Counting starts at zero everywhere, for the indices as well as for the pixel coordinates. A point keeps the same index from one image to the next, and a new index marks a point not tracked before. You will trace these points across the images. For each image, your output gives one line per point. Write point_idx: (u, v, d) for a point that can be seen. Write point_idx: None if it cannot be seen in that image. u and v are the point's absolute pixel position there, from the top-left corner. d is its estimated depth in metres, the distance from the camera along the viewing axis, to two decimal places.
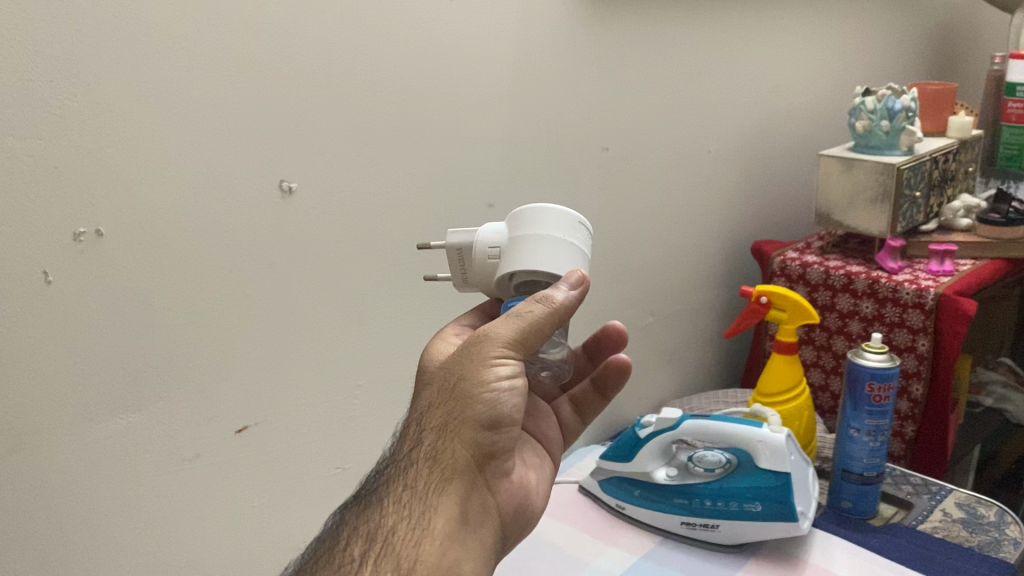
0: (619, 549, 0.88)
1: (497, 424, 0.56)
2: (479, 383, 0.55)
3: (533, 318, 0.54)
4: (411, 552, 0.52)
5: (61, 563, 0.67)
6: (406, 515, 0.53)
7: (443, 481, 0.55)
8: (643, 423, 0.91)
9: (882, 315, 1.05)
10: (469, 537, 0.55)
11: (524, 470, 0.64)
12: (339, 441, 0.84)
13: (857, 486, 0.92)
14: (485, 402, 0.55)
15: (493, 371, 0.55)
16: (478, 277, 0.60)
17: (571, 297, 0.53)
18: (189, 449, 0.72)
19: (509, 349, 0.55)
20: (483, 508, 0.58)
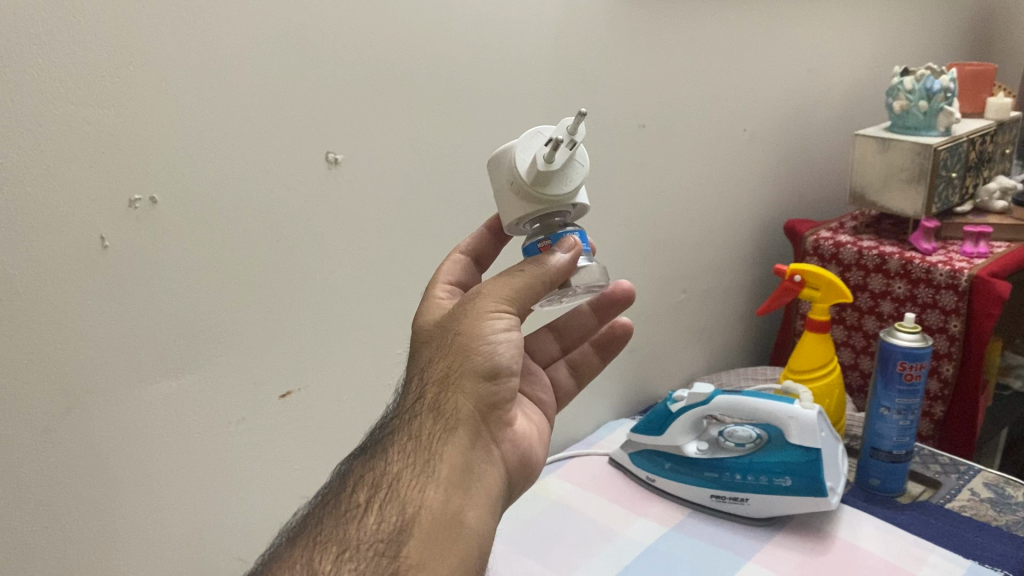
0: (648, 520, 0.90)
1: (495, 375, 0.57)
2: (476, 335, 0.56)
3: (528, 280, 0.57)
4: (417, 497, 0.52)
5: (115, 517, 0.70)
6: (410, 464, 0.53)
7: (446, 431, 0.55)
8: (675, 397, 0.93)
9: (914, 295, 1.05)
10: (474, 486, 0.55)
11: (526, 424, 0.63)
12: (378, 407, 0.86)
13: (886, 463, 0.93)
14: (485, 352, 0.56)
15: (491, 325, 0.57)
16: (568, 187, 0.56)
17: (566, 259, 0.58)
18: (236, 412, 0.75)
19: (500, 301, 0.57)
20: (488, 460, 0.57)
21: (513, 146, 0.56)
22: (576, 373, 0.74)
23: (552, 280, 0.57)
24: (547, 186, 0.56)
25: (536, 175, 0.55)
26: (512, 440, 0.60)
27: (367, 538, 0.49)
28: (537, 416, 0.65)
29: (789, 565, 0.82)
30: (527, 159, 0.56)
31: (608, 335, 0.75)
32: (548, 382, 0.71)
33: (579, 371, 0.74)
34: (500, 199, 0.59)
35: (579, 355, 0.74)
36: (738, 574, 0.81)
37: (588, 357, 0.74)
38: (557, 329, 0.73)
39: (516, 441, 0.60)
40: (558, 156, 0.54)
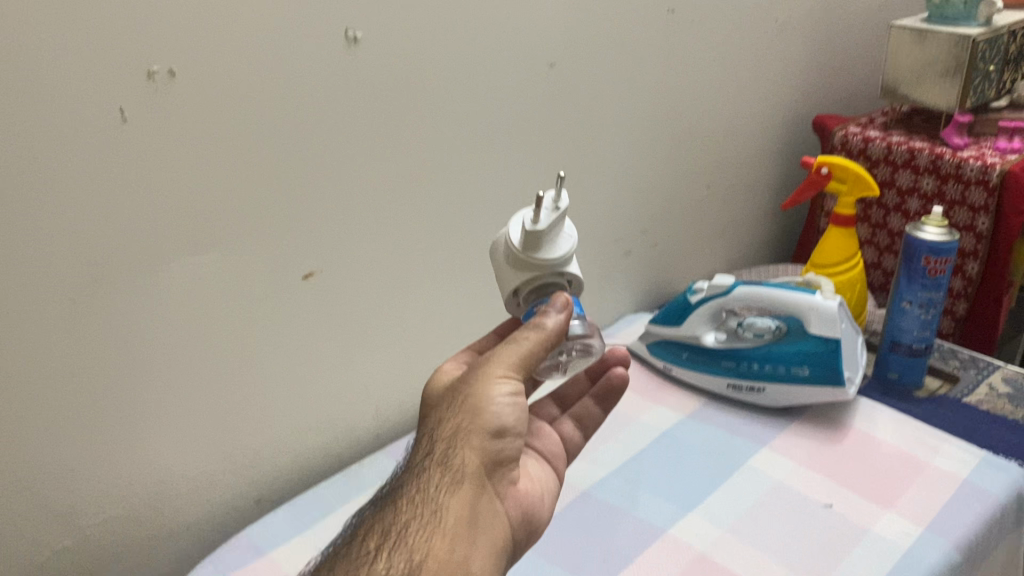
0: (664, 407, 0.91)
1: (501, 433, 0.55)
2: (483, 397, 0.55)
3: (530, 345, 0.55)
4: (424, 546, 0.49)
5: (141, 392, 0.71)
6: (418, 514, 0.51)
7: (453, 484, 0.52)
8: (694, 288, 0.92)
9: (943, 192, 1.03)
10: (480, 538, 0.52)
11: (532, 479, 0.60)
12: (400, 292, 0.86)
13: (905, 357, 0.93)
14: (491, 412, 0.54)
15: (496, 388, 0.55)
16: (556, 251, 0.56)
17: (561, 318, 0.55)
18: (259, 291, 0.75)
19: (505, 365, 0.55)
20: (493, 516, 0.54)
21: (504, 227, 0.59)
22: (584, 428, 0.68)
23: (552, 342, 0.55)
24: (534, 245, 0.56)
25: (524, 238, 0.56)
26: (517, 496, 0.57)
27: None
28: (546, 472, 0.63)
29: (804, 452, 0.83)
30: (517, 228, 0.58)
31: (605, 387, 0.68)
32: (555, 435, 0.66)
33: (587, 424, 0.69)
34: (497, 273, 0.60)
35: (585, 409, 0.69)
36: (753, 462, 0.82)
37: (591, 411, 0.69)
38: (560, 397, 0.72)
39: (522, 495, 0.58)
40: (542, 216, 0.56)
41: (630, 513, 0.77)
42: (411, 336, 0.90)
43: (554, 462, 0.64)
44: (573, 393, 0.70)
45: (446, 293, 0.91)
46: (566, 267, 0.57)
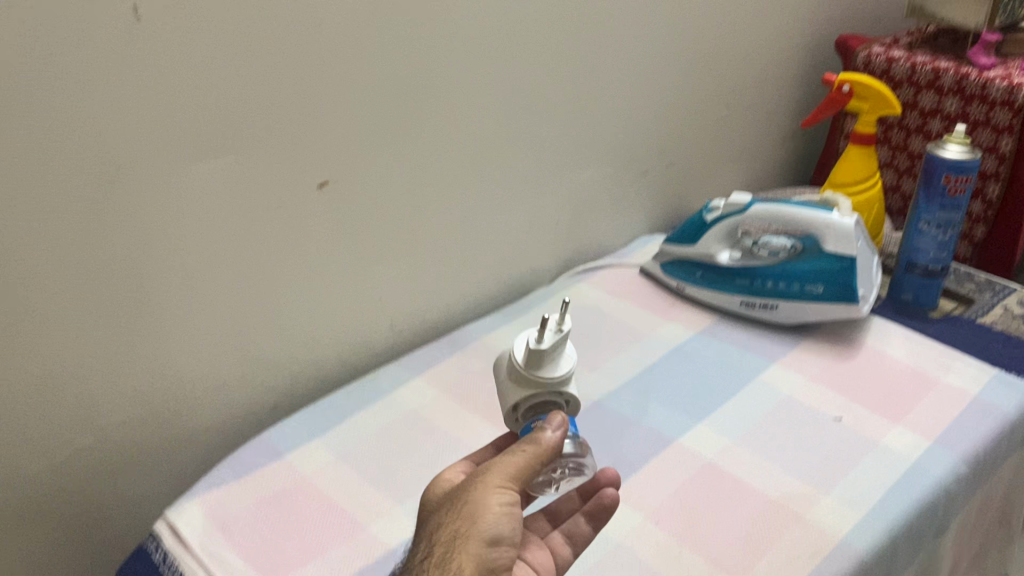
0: (677, 324, 0.92)
1: (497, 543, 0.50)
2: (480, 505, 0.50)
3: (526, 459, 0.52)
4: None
5: (164, 298, 0.71)
6: None
7: None
8: (711, 206, 0.92)
9: (966, 113, 1.01)
10: None
11: None
12: (416, 203, 0.85)
13: (920, 278, 0.93)
14: (491, 519, 0.49)
15: (494, 497, 0.50)
16: (558, 374, 0.56)
17: (557, 433, 0.53)
18: (275, 197, 0.74)
19: (502, 477, 0.51)
20: None
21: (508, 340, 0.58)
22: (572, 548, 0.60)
23: (547, 456, 0.52)
24: (535, 365, 0.55)
25: (526, 359, 0.55)
26: None
27: None
28: None
29: (816, 368, 0.84)
30: (521, 344, 0.56)
31: (596, 505, 0.60)
32: (541, 551, 0.58)
33: (576, 542, 0.60)
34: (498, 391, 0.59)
35: (574, 524, 0.61)
36: (764, 375, 0.83)
37: (582, 528, 0.61)
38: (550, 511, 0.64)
39: None
40: (546, 338, 0.55)
41: (641, 423, 0.78)
42: (425, 249, 0.89)
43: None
44: (566, 508, 0.63)
45: (462, 207, 0.90)
46: (568, 390, 0.56)
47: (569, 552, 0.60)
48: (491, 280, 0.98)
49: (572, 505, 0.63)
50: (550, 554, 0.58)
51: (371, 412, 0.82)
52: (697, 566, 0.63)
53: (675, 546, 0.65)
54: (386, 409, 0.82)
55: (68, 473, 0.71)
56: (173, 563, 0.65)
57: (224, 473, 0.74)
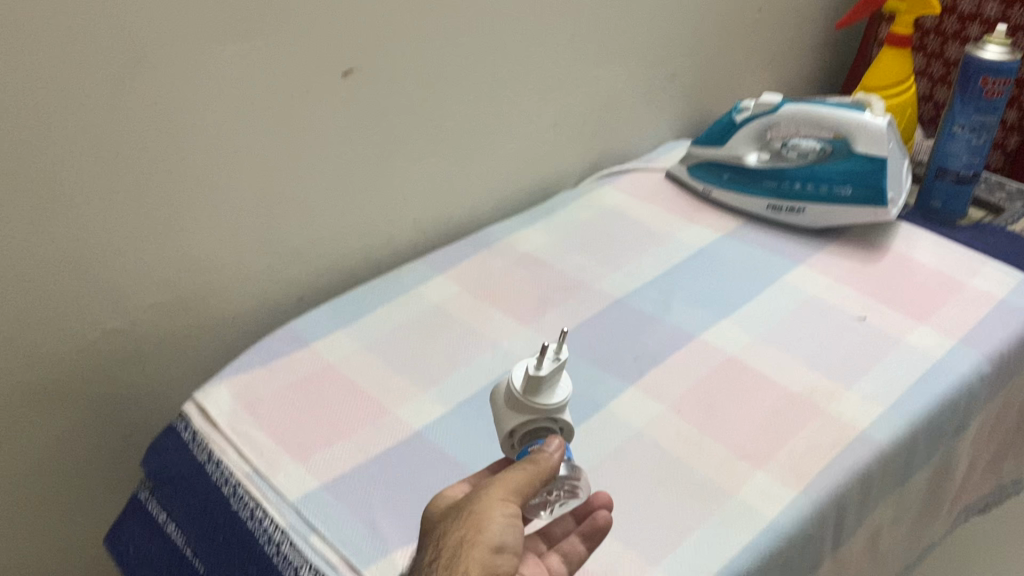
0: (699, 227, 0.91)
1: (502, 555, 0.44)
2: (483, 516, 0.44)
3: (529, 473, 0.46)
4: None
5: (192, 181, 0.70)
6: None
7: None
8: (741, 107, 0.91)
9: (1007, 17, 0.98)
10: None
11: None
12: (441, 97, 0.84)
13: (949, 184, 0.91)
14: (495, 529, 0.44)
15: (498, 507, 0.45)
16: (555, 405, 0.50)
17: (557, 450, 0.48)
18: (300, 85, 0.72)
19: (506, 489, 0.46)
20: None
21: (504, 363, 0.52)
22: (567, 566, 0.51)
23: (550, 470, 0.47)
24: (531, 394, 0.50)
25: (521, 388, 0.50)
26: None
27: None
28: None
29: (840, 270, 0.83)
30: (517, 370, 0.51)
31: (588, 525, 0.52)
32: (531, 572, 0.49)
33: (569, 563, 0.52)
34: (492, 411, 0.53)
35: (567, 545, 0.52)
36: (788, 277, 0.83)
37: (576, 552, 0.52)
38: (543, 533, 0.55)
39: None
40: (545, 367, 0.49)
41: (663, 320, 0.78)
42: (449, 145, 0.88)
43: None
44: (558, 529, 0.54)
45: (486, 104, 0.88)
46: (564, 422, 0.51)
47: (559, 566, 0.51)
48: (515, 180, 0.97)
49: (566, 527, 0.54)
50: (545, 568, 0.50)
51: (394, 306, 0.82)
52: (716, 453, 0.64)
53: (694, 435, 0.66)
54: (409, 304, 0.82)
55: (98, 352, 0.72)
56: (203, 441, 0.67)
57: (251, 359, 0.75)
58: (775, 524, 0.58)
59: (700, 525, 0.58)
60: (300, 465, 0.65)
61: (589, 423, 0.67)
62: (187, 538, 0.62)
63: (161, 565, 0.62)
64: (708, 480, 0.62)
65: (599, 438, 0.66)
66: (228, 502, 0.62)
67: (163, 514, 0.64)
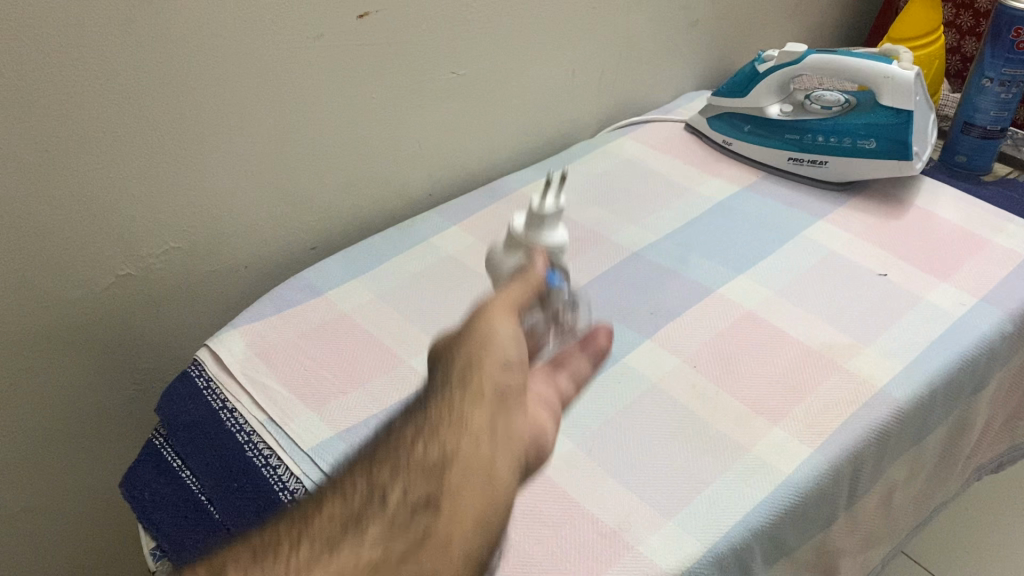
0: (719, 179, 0.90)
1: (511, 360, 0.45)
2: (484, 327, 0.46)
3: (522, 289, 0.50)
4: (437, 468, 0.41)
5: (204, 127, 0.69)
6: (423, 442, 0.42)
7: (473, 399, 0.43)
8: (763, 58, 0.89)
9: None
10: (500, 459, 0.43)
11: (544, 410, 0.49)
12: (458, 42, 0.81)
13: (976, 139, 0.89)
14: (501, 337, 0.45)
15: (498, 318, 0.46)
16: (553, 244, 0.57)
17: (543, 266, 0.54)
18: (314, 27, 0.70)
19: (499, 307, 0.48)
20: (515, 442, 0.44)
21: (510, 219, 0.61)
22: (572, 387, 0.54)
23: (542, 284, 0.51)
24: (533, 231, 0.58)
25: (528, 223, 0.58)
26: (536, 427, 0.47)
27: (382, 521, 0.39)
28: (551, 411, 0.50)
29: (861, 225, 0.82)
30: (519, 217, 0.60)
31: (590, 345, 0.56)
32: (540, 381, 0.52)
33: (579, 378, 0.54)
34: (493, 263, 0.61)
35: (574, 360, 0.55)
36: (808, 231, 0.82)
37: (582, 365, 0.55)
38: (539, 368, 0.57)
39: (542, 426, 0.47)
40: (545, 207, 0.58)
41: (680, 274, 0.77)
42: (465, 92, 0.86)
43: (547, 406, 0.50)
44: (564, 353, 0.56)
45: (504, 50, 0.86)
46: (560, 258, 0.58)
47: (571, 391, 0.53)
48: (531, 128, 0.96)
49: (569, 352, 0.55)
50: (556, 389, 0.52)
51: (408, 256, 0.81)
52: (732, 408, 0.63)
53: (710, 390, 0.65)
54: (424, 253, 0.82)
55: (112, 299, 0.72)
56: (218, 390, 0.67)
57: (265, 307, 0.74)
58: (791, 480, 0.58)
59: (715, 479, 0.58)
60: (314, 413, 0.64)
61: (604, 375, 0.67)
62: (202, 486, 0.61)
63: (174, 506, 0.61)
64: (724, 435, 0.61)
65: (614, 391, 0.65)
66: (242, 450, 0.62)
67: (178, 460, 0.63)
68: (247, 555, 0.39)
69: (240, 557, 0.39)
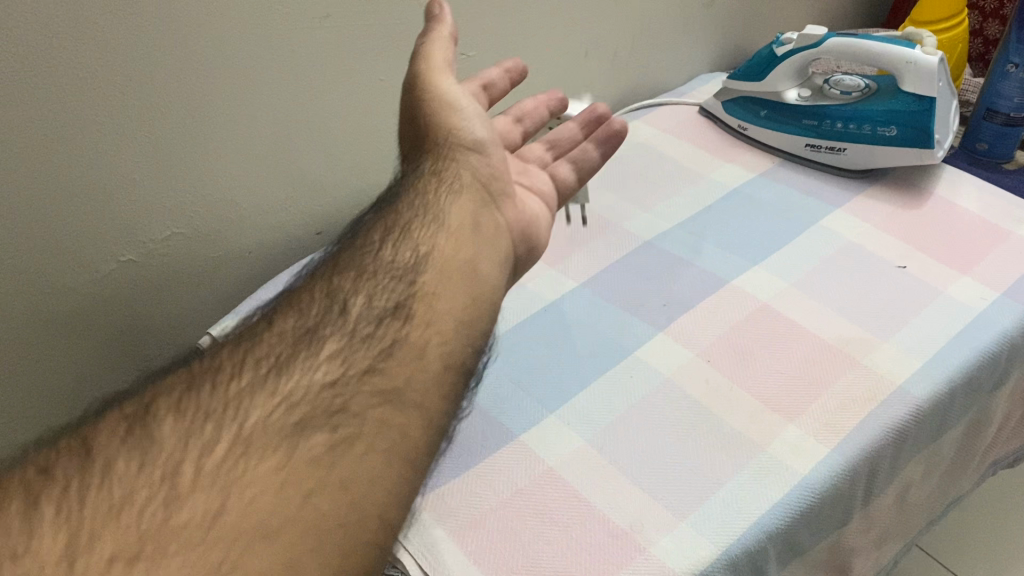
0: (734, 165, 0.88)
1: (479, 146, 0.55)
2: (446, 112, 0.55)
3: (440, 37, 0.58)
4: (418, 253, 0.47)
5: (207, 108, 0.67)
6: (401, 241, 0.48)
7: (449, 191, 0.52)
8: (782, 41, 0.87)
9: None
10: (480, 246, 0.49)
11: (526, 196, 0.58)
12: (469, 22, 0.79)
13: (999, 127, 0.87)
14: (465, 125, 0.56)
15: (453, 104, 0.56)
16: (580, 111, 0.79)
17: (451, 17, 0.60)
18: (320, 7, 0.68)
19: (443, 73, 0.56)
20: (498, 228, 0.52)
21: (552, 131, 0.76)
22: (578, 171, 0.63)
23: (445, 50, 0.57)
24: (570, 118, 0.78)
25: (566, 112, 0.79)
26: (516, 209, 0.55)
27: (364, 311, 0.44)
28: (546, 195, 0.60)
29: (879, 214, 0.80)
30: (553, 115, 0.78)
31: (608, 135, 0.63)
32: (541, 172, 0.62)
33: (581, 165, 0.63)
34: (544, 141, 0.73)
35: (579, 150, 0.64)
36: (825, 220, 0.80)
37: (589, 155, 0.63)
38: (555, 144, 0.65)
39: (523, 212, 0.56)
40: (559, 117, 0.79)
41: (693, 263, 0.76)
42: None
43: (545, 190, 0.60)
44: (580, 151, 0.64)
45: (515, 30, 0.83)
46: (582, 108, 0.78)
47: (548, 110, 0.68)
48: None
49: (572, 134, 0.66)
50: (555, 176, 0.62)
51: None
52: (747, 405, 0.62)
53: (724, 385, 0.63)
54: None
55: (113, 285, 0.70)
56: None
57: (269, 295, 0.73)
58: (806, 480, 0.56)
59: (729, 479, 0.56)
60: None
61: (615, 369, 0.65)
62: None
63: None
64: (738, 433, 0.60)
65: (626, 385, 0.64)
66: None
67: None
68: (183, 384, 0.40)
69: (173, 389, 0.40)
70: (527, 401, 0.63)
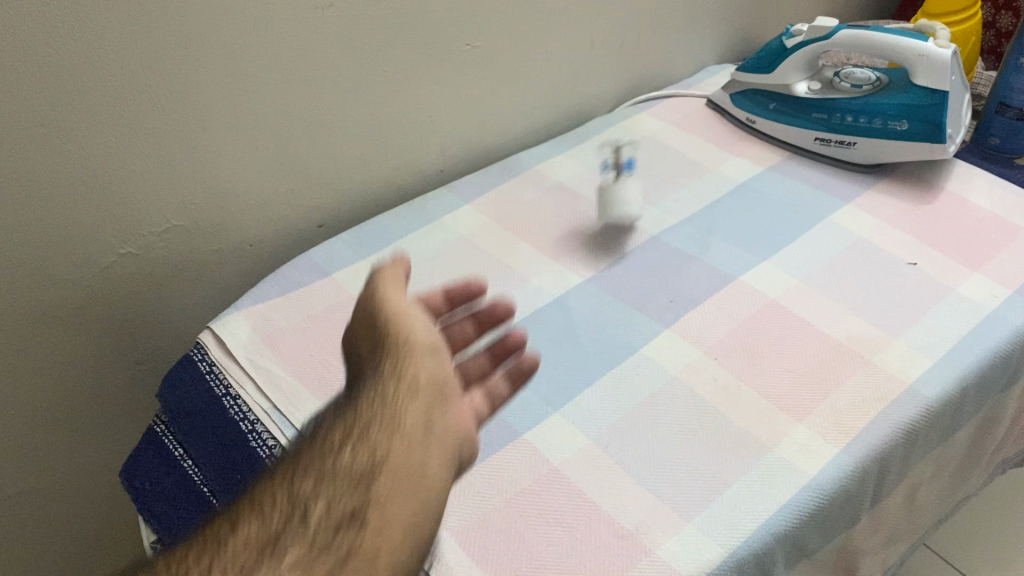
0: (742, 159, 0.87)
1: (433, 348, 0.49)
2: (394, 310, 0.49)
3: (382, 284, 0.51)
4: (366, 466, 0.43)
5: (207, 100, 0.66)
6: (353, 444, 0.44)
7: (406, 394, 0.46)
8: (792, 32, 0.86)
9: None
10: (427, 462, 0.45)
11: (471, 397, 0.54)
12: (473, 12, 0.78)
13: (1010, 121, 0.86)
14: (415, 326, 0.49)
15: (400, 306, 0.49)
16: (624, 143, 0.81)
17: (406, 259, 0.53)
18: None
19: (391, 289, 0.50)
20: (450, 436, 0.47)
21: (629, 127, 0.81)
22: (492, 404, 0.55)
23: (392, 296, 0.50)
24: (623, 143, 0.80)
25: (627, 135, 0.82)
26: (462, 419, 0.50)
27: (314, 530, 0.40)
28: (489, 399, 0.55)
29: (889, 210, 0.79)
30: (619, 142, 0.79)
31: (516, 366, 0.57)
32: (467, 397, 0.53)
33: (494, 398, 0.56)
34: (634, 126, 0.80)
35: (495, 385, 0.56)
36: (834, 215, 0.79)
37: (498, 386, 0.56)
38: (468, 363, 0.57)
39: (468, 421, 0.50)
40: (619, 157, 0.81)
41: (700, 260, 0.74)
42: (479, 64, 0.82)
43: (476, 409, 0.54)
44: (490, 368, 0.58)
45: (520, 21, 0.82)
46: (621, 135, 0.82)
47: (475, 332, 0.59)
48: (547, 102, 0.92)
49: (483, 365, 0.58)
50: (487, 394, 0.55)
51: (418, 237, 0.79)
52: (754, 404, 0.61)
53: (732, 384, 0.62)
54: (435, 233, 0.79)
55: (111, 278, 0.69)
56: (221, 374, 0.65)
57: (270, 289, 0.72)
58: (816, 482, 0.55)
59: (737, 480, 0.55)
60: (321, 402, 0.62)
61: (621, 367, 0.64)
62: (204, 477, 0.60)
63: (175, 496, 0.60)
64: (746, 432, 0.59)
65: (632, 384, 0.63)
66: (247, 442, 0.60)
67: (181, 451, 0.62)
68: None
69: None
70: (531, 399, 0.62)
